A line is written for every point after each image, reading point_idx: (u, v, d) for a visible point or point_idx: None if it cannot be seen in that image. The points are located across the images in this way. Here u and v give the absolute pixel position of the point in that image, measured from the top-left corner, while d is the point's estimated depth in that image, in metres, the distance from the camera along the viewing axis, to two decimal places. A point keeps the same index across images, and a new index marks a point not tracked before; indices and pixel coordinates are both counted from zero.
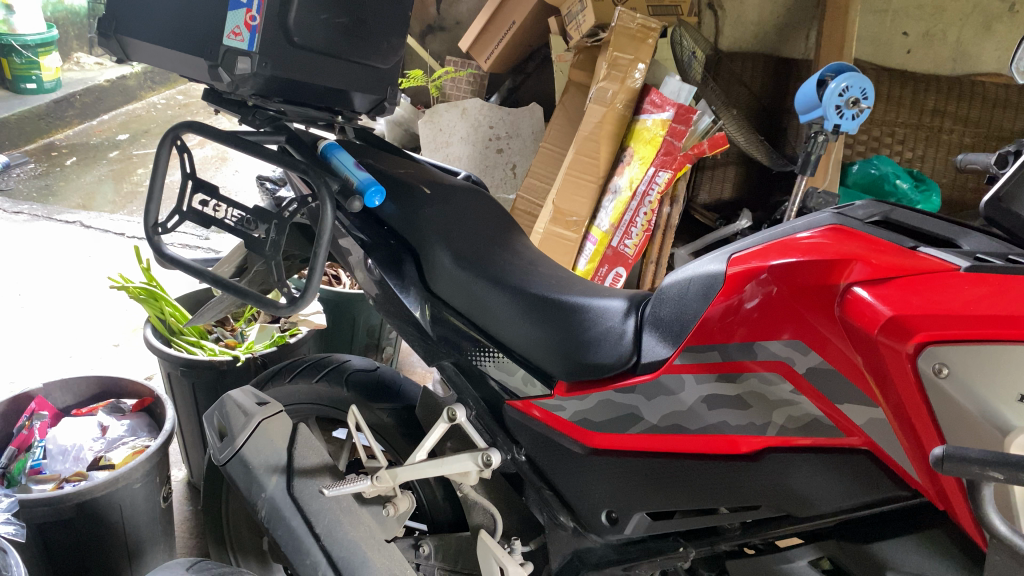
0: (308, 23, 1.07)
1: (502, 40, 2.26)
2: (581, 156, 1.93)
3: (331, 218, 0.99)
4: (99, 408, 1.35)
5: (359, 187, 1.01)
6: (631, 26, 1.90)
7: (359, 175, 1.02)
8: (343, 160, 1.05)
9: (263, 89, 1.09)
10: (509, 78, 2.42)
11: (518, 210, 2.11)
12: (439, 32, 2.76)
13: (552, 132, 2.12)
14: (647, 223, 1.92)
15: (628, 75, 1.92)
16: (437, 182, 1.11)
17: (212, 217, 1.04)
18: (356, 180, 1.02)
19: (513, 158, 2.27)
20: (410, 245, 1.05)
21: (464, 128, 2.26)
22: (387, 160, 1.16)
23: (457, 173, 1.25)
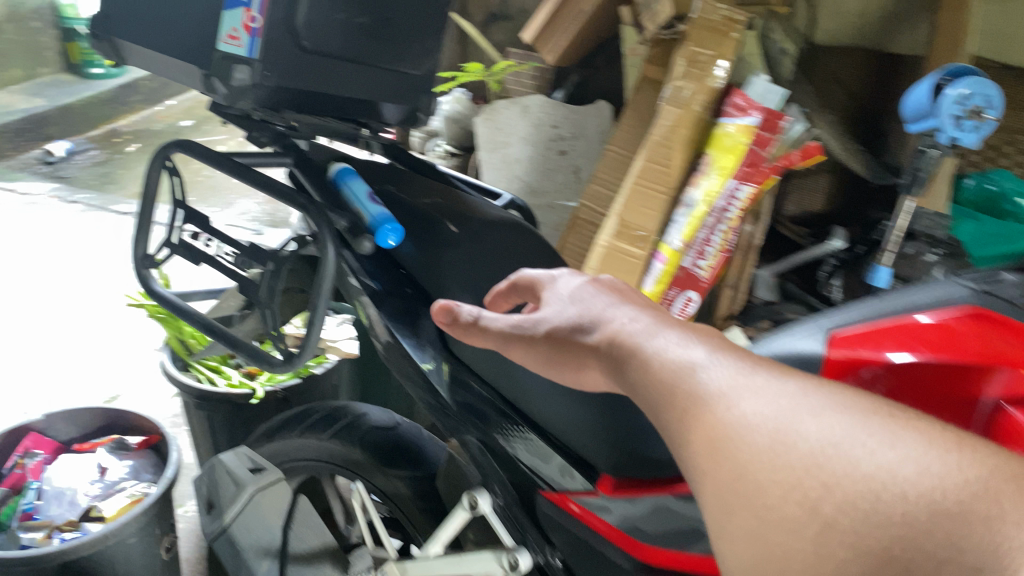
0: (322, 25, 0.91)
1: (568, 32, 2.04)
2: (652, 164, 1.72)
3: (334, 263, 0.82)
4: (102, 444, 1.22)
5: (368, 227, 0.85)
6: (712, 18, 1.70)
7: (370, 211, 0.86)
8: (353, 193, 0.88)
9: (270, 101, 0.93)
10: (576, 73, 2.20)
11: (578, 219, 1.97)
12: (503, 20, 2.38)
13: (621, 133, 1.94)
14: (723, 243, 1.72)
15: (708, 73, 1.70)
16: (465, 215, 0.92)
17: (204, 253, 0.90)
18: (369, 216, 0.86)
19: (576, 160, 2.09)
20: (427, 293, 0.87)
21: (526, 128, 2.08)
22: (411, 187, 0.98)
23: (499, 197, 1.11)
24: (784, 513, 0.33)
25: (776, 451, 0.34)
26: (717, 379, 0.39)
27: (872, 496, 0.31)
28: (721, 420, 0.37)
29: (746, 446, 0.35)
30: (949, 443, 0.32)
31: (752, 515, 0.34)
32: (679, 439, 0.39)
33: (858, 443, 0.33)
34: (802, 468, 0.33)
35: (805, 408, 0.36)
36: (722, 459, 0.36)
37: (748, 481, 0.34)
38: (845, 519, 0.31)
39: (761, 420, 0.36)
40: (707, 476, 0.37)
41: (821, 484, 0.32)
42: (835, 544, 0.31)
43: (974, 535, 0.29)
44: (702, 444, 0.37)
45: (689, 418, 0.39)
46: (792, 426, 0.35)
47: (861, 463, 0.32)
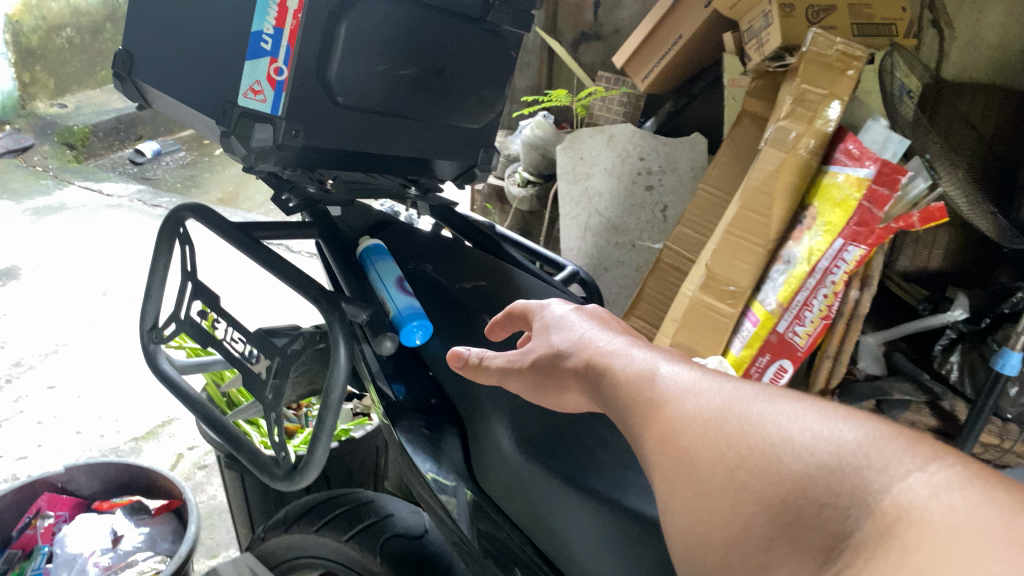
0: (359, 78, 0.79)
1: (663, 57, 1.87)
2: (747, 213, 1.55)
3: (347, 366, 0.69)
4: (120, 506, 1.14)
5: (392, 322, 0.73)
6: (828, 53, 1.48)
7: (394, 302, 0.73)
8: (381, 278, 0.76)
9: (302, 161, 0.82)
10: (670, 100, 2.03)
11: (663, 263, 1.80)
12: (594, 40, 2.22)
13: (715, 172, 1.75)
14: (826, 308, 1.48)
15: (819, 114, 1.50)
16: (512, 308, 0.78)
17: (211, 335, 0.79)
18: (395, 310, 0.73)
19: (664, 197, 1.91)
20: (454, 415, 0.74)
21: (610, 158, 1.94)
22: (454, 269, 0.86)
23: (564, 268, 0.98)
24: (710, 484, 0.36)
25: (706, 431, 0.38)
26: (665, 384, 0.45)
27: (777, 458, 0.34)
28: (665, 419, 0.42)
29: (684, 431, 0.40)
30: (851, 413, 0.36)
31: (687, 492, 0.37)
32: (635, 438, 0.44)
33: (771, 418, 0.37)
34: (726, 442, 0.37)
35: (736, 398, 0.40)
36: (665, 445, 0.40)
37: (681, 461, 0.38)
38: (756, 480, 0.34)
39: (698, 410, 0.40)
40: (655, 467, 0.40)
41: (739, 452, 0.36)
42: (747, 502, 0.34)
43: (853, 479, 0.32)
44: (652, 440, 0.41)
45: (642, 417, 0.43)
46: (725, 410, 0.39)
47: (772, 431, 0.36)
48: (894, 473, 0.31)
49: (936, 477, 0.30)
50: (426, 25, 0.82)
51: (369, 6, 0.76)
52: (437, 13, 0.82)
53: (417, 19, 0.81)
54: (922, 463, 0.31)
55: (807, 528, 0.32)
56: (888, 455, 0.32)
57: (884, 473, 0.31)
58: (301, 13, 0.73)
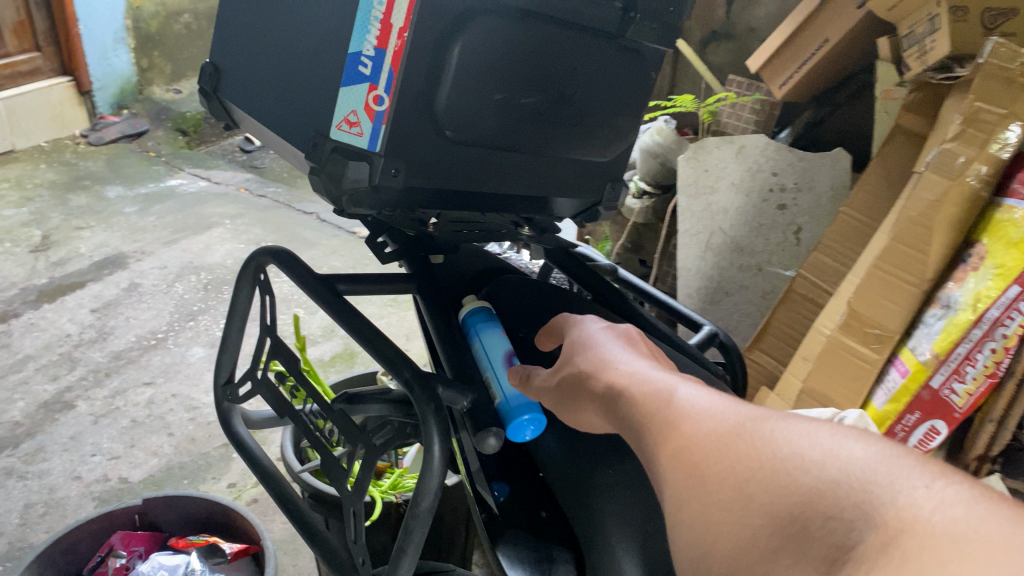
0: (470, 109, 0.66)
1: (803, 64, 1.67)
2: (900, 247, 1.35)
3: (442, 468, 0.56)
4: (196, 547, 1.05)
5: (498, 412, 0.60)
6: (1011, 66, 1.24)
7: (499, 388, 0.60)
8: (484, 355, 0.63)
9: (401, 203, 0.70)
10: (809, 109, 1.85)
11: (795, 294, 1.63)
12: (724, 40, 2.04)
13: (860, 195, 1.55)
14: (992, 366, 1.27)
15: (994, 138, 1.27)
16: None
17: (288, 404, 0.68)
18: (502, 398, 0.60)
19: (798, 218, 1.72)
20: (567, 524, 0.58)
21: (738, 172, 1.77)
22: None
23: (707, 332, 0.84)
24: (719, 498, 0.39)
25: (716, 448, 0.41)
26: (676, 395, 0.47)
27: (785, 474, 0.37)
28: (675, 433, 0.44)
29: (697, 447, 0.42)
30: (852, 436, 0.39)
31: (696, 504, 0.40)
32: (641, 446, 0.46)
33: (782, 437, 0.40)
34: (738, 459, 0.40)
35: (744, 418, 0.43)
36: (675, 459, 0.43)
37: (693, 475, 0.41)
38: (765, 493, 0.37)
39: (710, 429, 0.43)
40: (665, 478, 0.43)
41: (750, 466, 0.39)
42: (753, 514, 0.37)
43: (865, 496, 0.34)
44: (661, 453, 0.44)
45: (649, 425, 0.46)
46: (736, 429, 0.42)
47: (782, 450, 0.39)
48: (900, 489, 0.34)
49: (944, 495, 0.33)
50: (553, 44, 0.69)
51: (487, 22, 0.63)
52: (567, 30, 0.69)
53: (542, 37, 0.68)
54: (928, 480, 0.34)
55: (810, 539, 0.34)
56: (897, 473, 0.35)
57: (891, 489, 0.34)
58: (407, 32, 0.60)
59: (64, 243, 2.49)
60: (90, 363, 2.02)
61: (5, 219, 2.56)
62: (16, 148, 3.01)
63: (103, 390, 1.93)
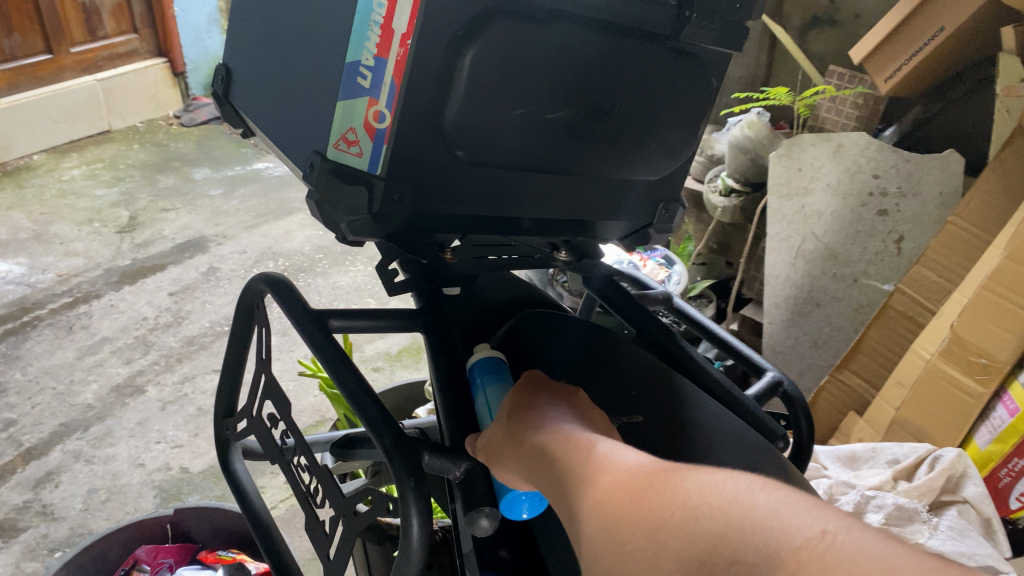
0: (485, 126, 0.58)
1: (913, 56, 1.49)
2: (1015, 267, 1.17)
3: (421, 549, 0.49)
4: (222, 563, 1.02)
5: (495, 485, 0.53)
6: None
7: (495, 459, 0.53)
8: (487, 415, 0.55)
9: (409, 231, 0.62)
10: (919, 105, 1.68)
11: (892, 310, 1.48)
12: (827, 26, 1.88)
13: (973, 204, 1.37)
14: None
15: None
16: None
17: (279, 450, 0.62)
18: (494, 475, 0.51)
19: (900, 226, 1.55)
20: None
21: (835, 173, 1.61)
22: (600, 387, 0.64)
23: (768, 379, 0.73)
24: (636, 549, 0.37)
25: (628, 498, 0.39)
26: (594, 444, 0.45)
27: (694, 519, 0.35)
28: (587, 487, 0.42)
29: (614, 498, 0.40)
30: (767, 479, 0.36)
31: (614, 556, 0.37)
32: (559, 496, 0.44)
33: (694, 481, 0.38)
34: (648, 506, 0.38)
35: (655, 465, 0.41)
36: (592, 513, 0.40)
37: (609, 528, 0.39)
38: (677, 540, 0.35)
39: (629, 481, 0.40)
40: (583, 534, 0.40)
41: (661, 514, 0.37)
42: (666, 560, 0.35)
43: (765, 535, 0.32)
44: (576, 505, 0.42)
45: (567, 473, 0.44)
46: (655, 477, 0.40)
47: (691, 493, 0.37)
48: (796, 529, 0.32)
49: (838, 530, 0.31)
50: (592, 51, 0.59)
51: (506, 28, 0.54)
52: (611, 35, 0.59)
53: (577, 44, 0.58)
54: (831, 517, 0.32)
55: None
56: (800, 513, 0.33)
57: (792, 530, 0.32)
58: (411, 38, 0.52)
59: (149, 224, 2.52)
60: (162, 347, 2.03)
61: (97, 200, 2.62)
62: (113, 128, 3.10)
63: (173, 375, 1.94)
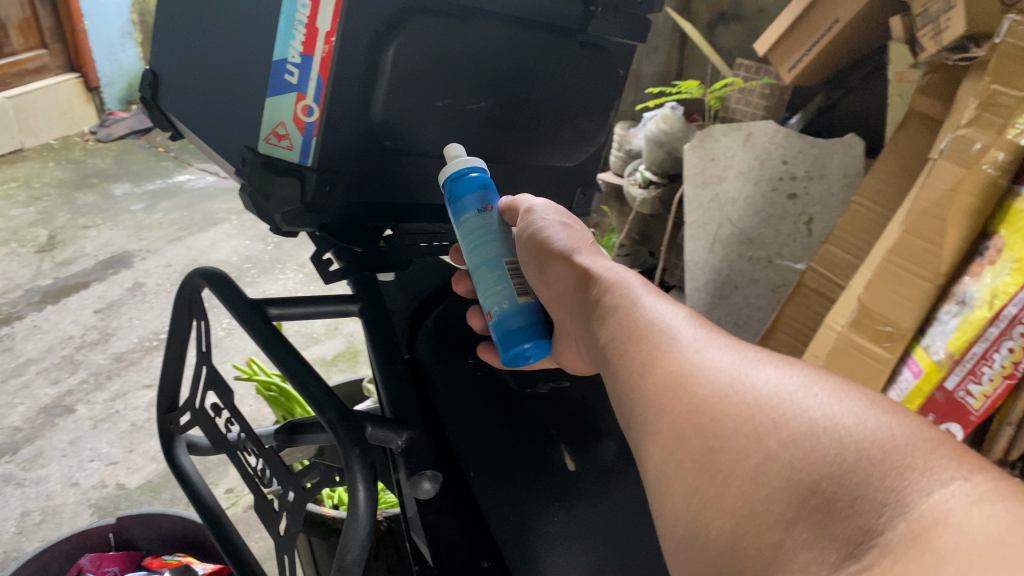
0: (410, 117, 0.61)
1: (812, 47, 1.58)
2: (915, 240, 1.23)
3: (367, 514, 0.52)
4: (168, 567, 1.02)
5: (503, 337, 0.59)
6: None
7: (508, 309, 0.58)
8: (485, 267, 0.60)
9: (340, 221, 0.65)
10: (821, 93, 1.78)
11: (804, 287, 1.57)
12: (733, 22, 1.97)
13: (873, 183, 1.46)
14: (1011, 367, 1.12)
15: (1011, 124, 1.12)
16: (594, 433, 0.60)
17: (224, 438, 0.64)
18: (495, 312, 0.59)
19: (810, 208, 1.64)
20: None
21: (746, 160, 1.69)
22: None
23: None
24: (732, 445, 0.38)
25: (725, 390, 0.41)
26: (673, 327, 0.48)
27: (811, 439, 0.36)
28: (676, 367, 0.44)
29: (704, 385, 0.42)
30: (888, 411, 0.37)
31: (701, 446, 0.39)
32: (630, 360, 0.48)
33: (810, 396, 0.39)
34: (750, 401, 0.39)
35: (754, 364, 0.43)
36: (678, 391, 0.42)
37: (698, 413, 0.40)
38: (784, 450, 0.36)
39: (722, 371, 0.42)
40: (662, 406, 0.43)
41: (766, 418, 0.38)
42: (771, 475, 0.35)
43: (894, 477, 0.33)
44: (660, 382, 0.44)
45: (648, 352, 0.47)
46: (753, 377, 0.41)
47: (806, 410, 0.38)
48: (935, 479, 0.32)
49: (979, 487, 0.32)
50: (509, 45, 0.63)
51: (427, 23, 0.57)
52: (528, 30, 0.64)
53: (495, 37, 0.62)
54: (966, 474, 0.33)
55: (833, 515, 0.33)
56: (934, 461, 0.33)
57: (927, 473, 0.33)
58: (334, 36, 0.55)
59: (69, 243, 2.47)
60: (91, 365, 1.99)
61: (13, 220, 2.55)
62: (25, 147, 3.02)
63: (103, 393, 1.91)
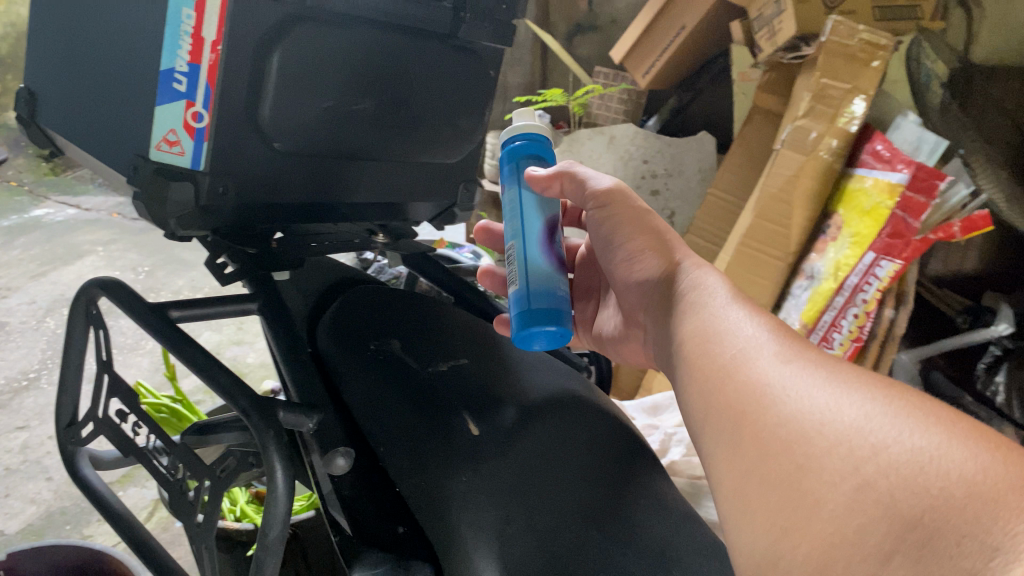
0: (296, 119, 0.64)
1: (663, 53, 1.70)
2: (766, 224, 1.34)
3: (284, 490, 0.55)
4: None
5: (525, 317, 0.59)
6: (850, 43, 1.22)
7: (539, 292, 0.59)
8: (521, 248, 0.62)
9: (233, 221, 0.68)
10: (674, 96, 1.91)
11: None
12: (589, 32, 2.09)
13: (726, 175, 1.59)
14: (858, 330, 1.27)
15: (841, 112, 1.25)
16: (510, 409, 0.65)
17: (131, 443, 0.65)
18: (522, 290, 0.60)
19: (671, 203, 1.76)
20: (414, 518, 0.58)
21: (610, 162, 1.77)
22: (427, 341, 0.72)
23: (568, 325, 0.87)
24: (826, 466, 0.38)
25: (821, 407, 0.41)
26: (757, 343, 0.48)
27: (905, 470, 0.35)
28: (757, 377, 0.45)
29: (795, 403, 0.42)
30: (988, 442, 0.36)
31: (792, 462, 0.39)
32: (711, 370, 0.49)
33: (913, 422, 0.38)
34: (848, 421, 0.39)
35: (849, 383, 0.42)
36: (769, 403, 0.43)
37: (789, 430, 0.41)
38: (880, 478, 0.36)
39: (813, 387, 0.42)
40: (749, 417, 0.44)
41: (860, 440, 0.38)
42: (867, 504, 0.35)
43: (993, 520, 0.32)
44: (743, 391, 0.45)
45: (731, 365, 0.47)
46: (849, 396, 0.41)
47: (906, 437, 0.37)
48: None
49: None
50: (383, 48, 0.67)
51: (308, 30, 0.61)
52: (399, 35, 0.68)
53: (370, 41, 0.66)
54: None
55: (934, 555, 0.32)
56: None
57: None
58: (221, 45, 0.57)
59: None
60: None
61: None
62: None
63: None
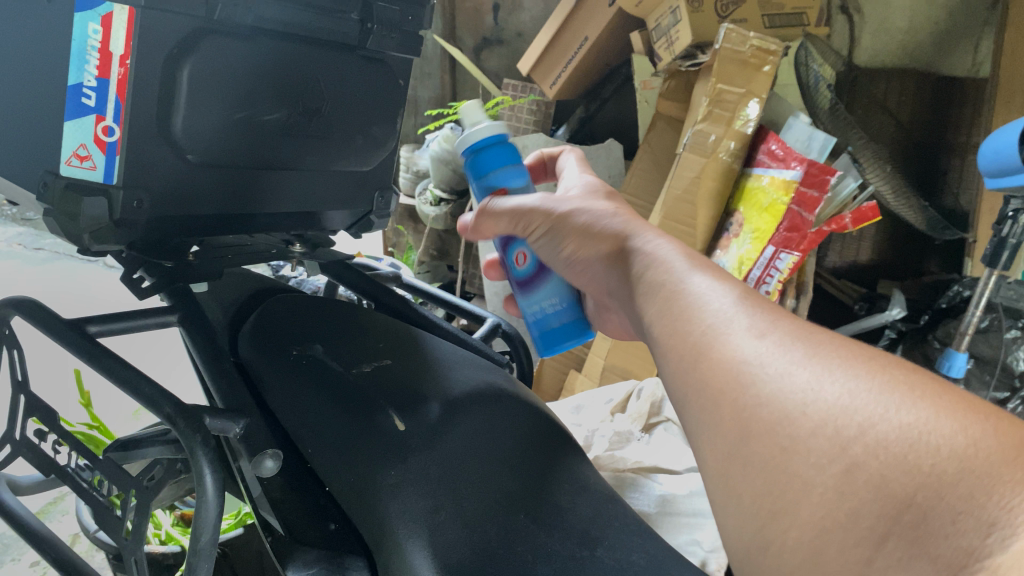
0: (207, 130, 0.64)
1: (568, 64, 1.74)
2: (675, 226, 1.38)
3: (214, 492, 0.55)
4: None
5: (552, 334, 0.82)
6: (742, 49, 1.28)
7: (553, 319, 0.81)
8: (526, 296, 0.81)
9: (145, 237, 0.68)
10: (581, 105, 1.96)
11: None
12: (496, 46, 2.13)
13: (634, 179, 1.63)
14: None
15: (737, 114, 1.31)
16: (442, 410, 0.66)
17: (52, 461, 0.64)
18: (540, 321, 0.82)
19: None
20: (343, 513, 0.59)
21: None
22: (351, 347, 0.74)
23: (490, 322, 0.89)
24: (810, 446, 0.39)
25: (801, 384, 0.41)
26: (727, 321, 0.49)
27: (891, 448, 0.36)
28: (729, 355, 0.46)
29: (772, 380, 0.42)
30: (970, 415, 0.37)
31: (775, 443, 0.40)
32: (683, 350, 0.50)
33: (896, 395, 0.39)
34: (830, 398, 0.40)
35: (825, 357, 0.43)
36: (742, 379, 0.44)
37: (769, 408, 0.41)
38: (868, 457, 0.37)
39: (789, 363, 0.43)
40: (724, 395, 0.44)
41: (845, 419, 0.39)
42: (856, 484, 0.37)
43: (984, 497, 0.33)
44: (715, 369, 0.46)
45: (702, 345, 0.48)
46: (828, 371, 0.42)
47: (891, 412, 0.38)
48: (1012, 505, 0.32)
49: None
50: (290, 57, 0.68)
51: (216, 42, 0.62)
52: (297, 44, 0.69)
53: (272, 51, 0.67)
54: None
55: (927, 536, 0.34)
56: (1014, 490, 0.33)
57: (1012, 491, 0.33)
58: (129, 59, 0.58)
59: None
60: None
61: None
62: None
63: None
